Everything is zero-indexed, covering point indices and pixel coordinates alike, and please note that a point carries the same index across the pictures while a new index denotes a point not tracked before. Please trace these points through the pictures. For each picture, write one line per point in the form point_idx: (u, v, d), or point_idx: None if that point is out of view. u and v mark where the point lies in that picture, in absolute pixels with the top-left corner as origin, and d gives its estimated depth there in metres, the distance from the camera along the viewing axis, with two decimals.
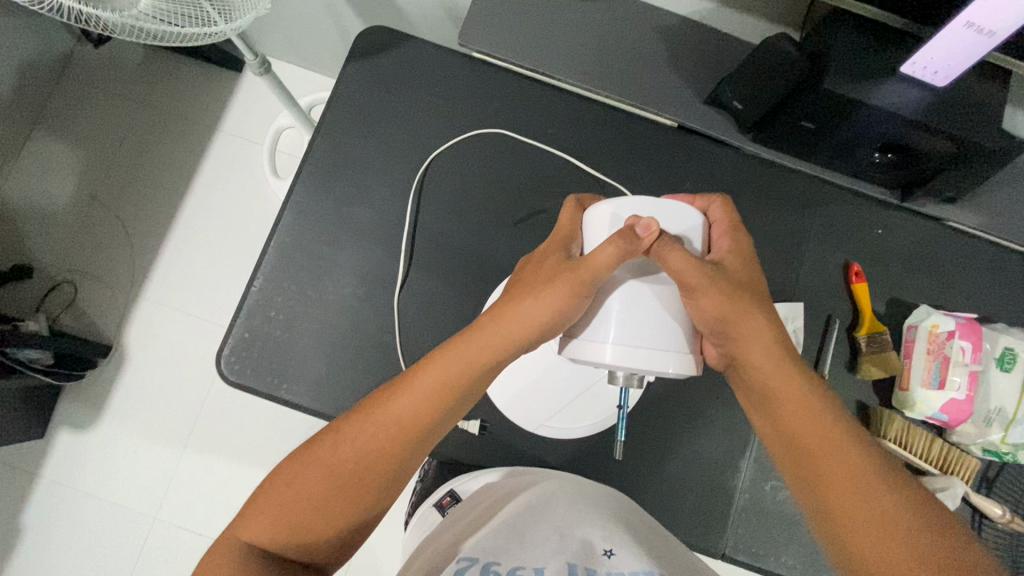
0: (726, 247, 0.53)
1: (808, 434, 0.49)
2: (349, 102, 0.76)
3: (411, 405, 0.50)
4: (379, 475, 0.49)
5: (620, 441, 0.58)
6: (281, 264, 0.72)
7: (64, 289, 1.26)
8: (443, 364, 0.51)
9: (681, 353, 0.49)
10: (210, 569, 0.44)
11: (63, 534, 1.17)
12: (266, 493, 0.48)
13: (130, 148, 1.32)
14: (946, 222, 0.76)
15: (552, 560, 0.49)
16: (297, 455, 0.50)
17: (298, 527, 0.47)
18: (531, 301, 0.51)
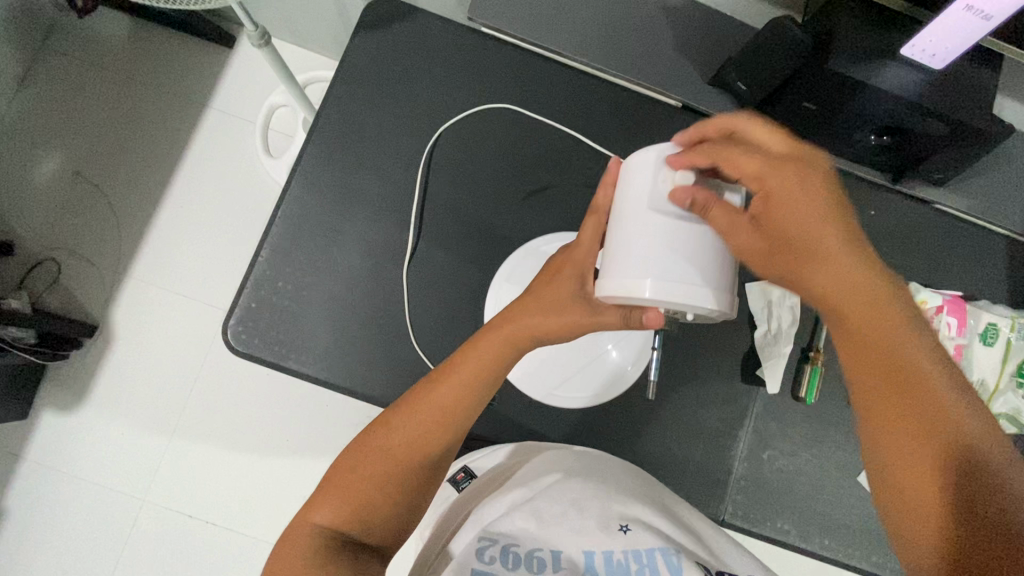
0: (789, 186, 0.48)
1: (890, 366, 0.48)
2: (356, 74, 0.75)
3: (448, 394, 0.55)
4: (429, 455, 0.55)
5: (654, 379, 0.64)
6: (288, 235, 0.71)
7: (47, 267, 1.22)
8: (471, 364, 0.55)
9: (720, 291, 0.48)
10: (287, 550, 0.49)
11: (48, 517, 1.14)
12: (330, 482, 0.53)
13: (116, 123, 1.28)
14: (934, 204, 0.80)
15: (570, 541, 0.54)
16: (355, 446, 0.55)
17: (361, 509, 0.52)
18: (544, 322, 0.55)
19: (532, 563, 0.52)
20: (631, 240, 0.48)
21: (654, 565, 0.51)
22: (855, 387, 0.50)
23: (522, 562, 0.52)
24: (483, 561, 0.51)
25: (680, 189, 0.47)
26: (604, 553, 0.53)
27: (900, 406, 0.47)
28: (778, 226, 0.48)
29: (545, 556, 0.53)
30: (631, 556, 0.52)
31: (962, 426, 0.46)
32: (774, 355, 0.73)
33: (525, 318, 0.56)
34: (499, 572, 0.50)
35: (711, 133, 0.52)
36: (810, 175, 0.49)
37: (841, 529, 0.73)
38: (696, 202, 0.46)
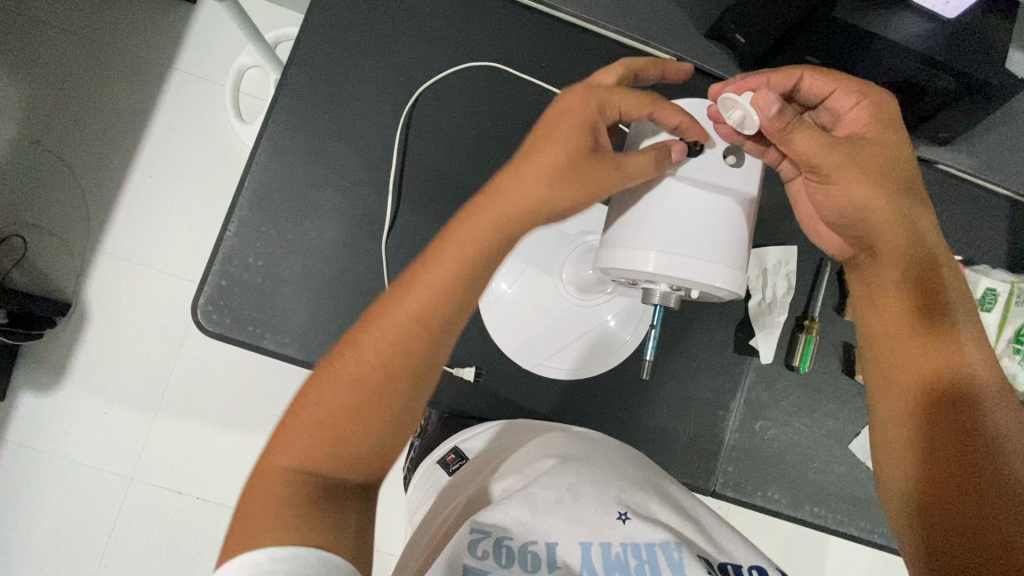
0: (862, 117, 0.50)
1: (911, 312, 0.49)
2: (324, 29, 0.69)
3: (427, 295, 0.44)
4: (412, 376, 0.45)
5: (650, 359, 0.64)
6: (258, 206, 0.67)
7: (12, 244, 1.15)
8: (456, 254, 0.44)
9: (730, 268, 0.47)
10: (254, 499, 0.41)
11: (31, 499, 1.11)
12: (295, 413, 0.44)
13: (75, 86, 1.19)
14: (938, 164, 0.76)
15: (566, 532, 0.48)
16: (320, 369, 0.45)
17: (337, 446, 0.43)
18: (536, 179, 0.44)
19: (525, 559, 0.46)
20: (637, 210, 0.48)
21: (654, 562, 0.46)
22: (881, 348, 0.51)
23: (515, 558, 0.46)
24: (475, 557, 0.45)
25: (764, 101, 0.45)
26: (602, 545, 0.48)
27: (920, 354, 0.48)
28: (874, 152, 0.48)
29: (540, 550, 0.47)
30: (629, 553, 0.47)
31: (981, 372, 0.46)
32: (769, 325, 0.71)
33: (516, 182, 0.45)
34: (491, 569, 0.45)
35: (777, 78, 0.52)
36: (889, 98, 0.50)
37: (831, 497, 0.72)
38: (781, 120, 0.46)
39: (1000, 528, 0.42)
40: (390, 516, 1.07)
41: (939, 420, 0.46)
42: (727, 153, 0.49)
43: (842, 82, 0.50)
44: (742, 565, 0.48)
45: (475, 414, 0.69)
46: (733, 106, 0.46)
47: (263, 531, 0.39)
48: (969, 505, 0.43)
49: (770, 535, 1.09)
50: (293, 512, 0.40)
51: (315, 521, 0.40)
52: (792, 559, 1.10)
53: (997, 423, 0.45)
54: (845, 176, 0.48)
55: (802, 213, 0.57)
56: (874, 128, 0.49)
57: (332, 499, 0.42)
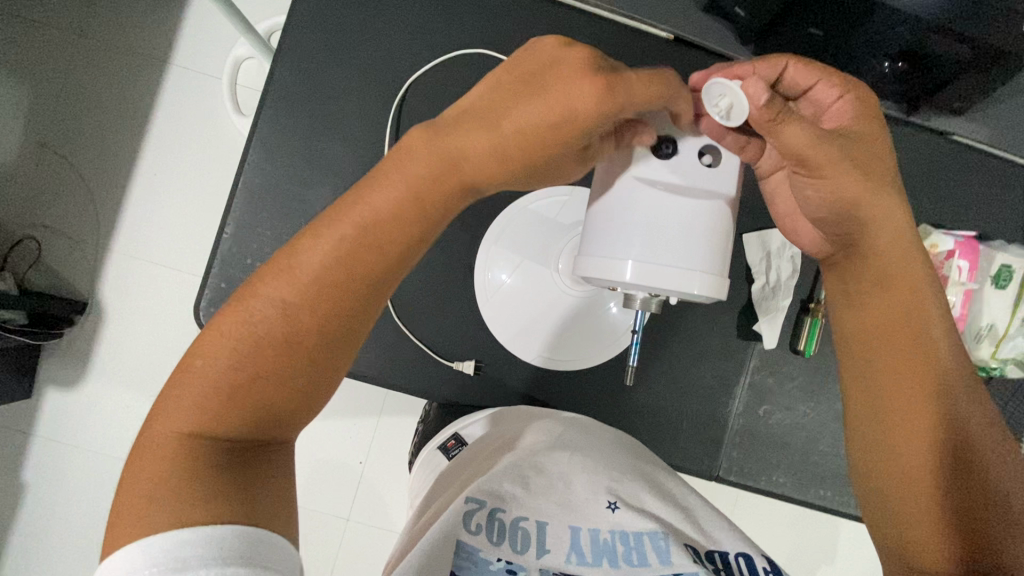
0: (847, 111, 0.48)
1: (891, 321, 0.49)
2: (308, 22, 0.68)
3: (330, 252, 0.44)
4: (318, 338, 0.45)
5: (632, 367, 0.62)
6: (252, 208, 0.67)
7: (27, 246, 1.18)
8: (365, 209, 0.45)
9: (709, 274, 0.46)
10: (144, 459, 0.41)
11: (64, 490, 1.16)
12: (191, 375, 0.43)
13: (74, 86, 1.19)
14: (952, 136, 0.73)
15: (557, 514, 0.49)
16: (217, 323, 0.44)
17: (232, 409, 0.42)
18: (487, 148, 0.43)
19: (516, 537, 0.46)
20: (611, 221, 0.47)
21: (641, 548, 0.46)
22: (871, 352, 0.50)
23: (506, 535, 0.46)
24: (468, 530, 0.45)
25: (754, 89, 0.42)
26: (590, 530, 0.48)
27: (903, 365, 0.48)
28: (860, 147, 0.47)
29: (531, 528, 0.47)
30: (616, 539, 0.47)
31: (957, 383, 0.47)
32: (772, 310, 0.70)
33: (467, 142, 0.43)
34: (483, 547, 0.45)
35: (763, 65, 0.49)
36: (870, 96, 0.48)
37: (838, 479, 0.72)
38: (770, 111, 0.42)
39: (997, 538, 0.43)
40: (404, 502, 1.10)
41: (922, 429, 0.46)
42: (704, 151, 0.47)
43: (827, 72, 0.48)
44: (729, 552, 0.48)
45: (476, 405, 0.70)
46: (719, 89, 0.43)
47: (163, 497, 0.39)
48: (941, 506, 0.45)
49: (781, 514, 1.09)
50: (192, 472, 0.40)
51: (222, 488, 0.40)
52: (803, 536, 1.10)
53: (969, 429, 0.46)
54: (838, 171, 0.46)
55: (779, 209, 0.56)
56: (857, 123, 0.48)
57: (238, 463, 0.42)
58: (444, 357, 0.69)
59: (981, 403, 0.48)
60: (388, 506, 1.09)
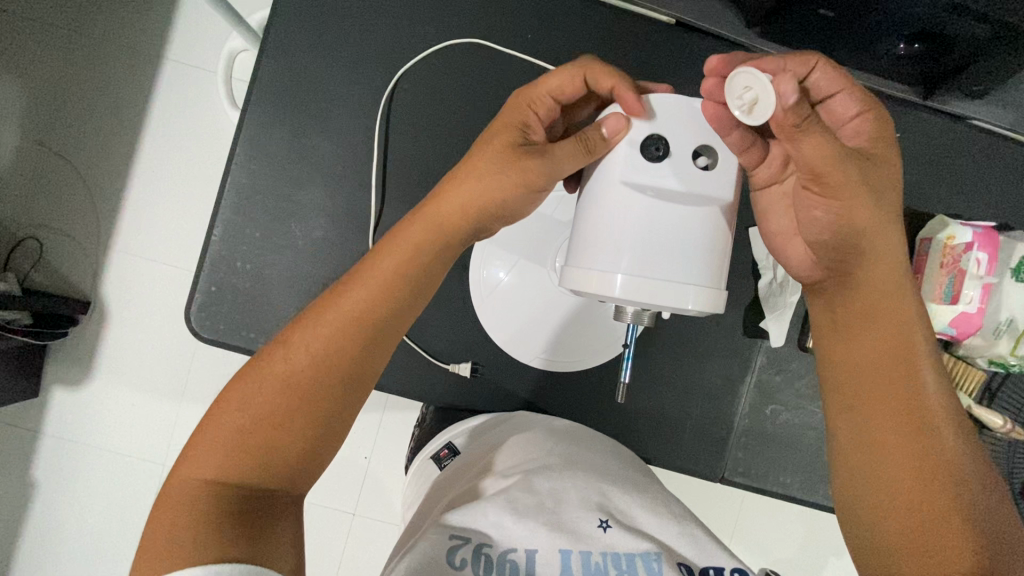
0: (864, 131, 0.45)
1: (878, 359, 0.47)
2: (295, 14, 0.65)
3: (368, 298, 0.47)
4: (341, 385, 0.46)
5: (623, 382, 0.58)
6: (241, 209, 0.65)
7: (28, 246, 1.16)
8: (396, 257, 0.48)
9: (704, 287, 0.44)
10: (168, 508, 0.40)
11: (74, 489, 1.17)
12: (217, 420, 0.43)
13: (68, 79, 1.15)
14: (971, 120, 0.69)
15: (546, 539, 0.46)
16: (250, 371, 0.45)
17: (257, 455, 0.43)
18: (465, 185, 0.49)
19: (504, 570, 0.44)
20: (601, 231, 0.45)
21: (633, 572, 0.45)
22: (859, 392, 0.47)
23: (494, 568, 0.44)
24: (453, 567, 0.43)
25: (784, 86, 0.39)
26: (582, 553, 0.46)
27: (889, 405, 0.46)
28: (875, 170, 0.44)
29: (520, 559, 0.45)
30: (609, 562, 0.45)
31: (945, 425, 0.45)
32: (780, 306, 0.67)
33: (452, 186, 0.50)
34: None
35: (794, 61, 0.44)
36: (888, 119, 0.46)
37: None
38: (795, 115, 0.39)
39: None
40: None
41: (910, 473, 0.44)
42: (699, 151, 0.44)
43: (851, 84, 0.44)
44: (724, 568, 0.47)
45: (474, 408, 0.69)
46: (748, 77, 0.39)
47: (180, 543, 0.39)
48: (942, 561, 0.42)
49: (793, 511, 1.07)
50: (210, 524, 0.40)
51: (231, 534, 0.40)
52: (817, 534, 1.07)
53: (961, 473, 0.44)
54: (851, 191, 0.43)
55: (771, 225, 0.51)
56: (872, 146, 0.45)
57: (250, 513, 0.41)
58: (439, 359, 0.67)
59: (970, 446, 0.45)
60: (394, 505, 1.08)
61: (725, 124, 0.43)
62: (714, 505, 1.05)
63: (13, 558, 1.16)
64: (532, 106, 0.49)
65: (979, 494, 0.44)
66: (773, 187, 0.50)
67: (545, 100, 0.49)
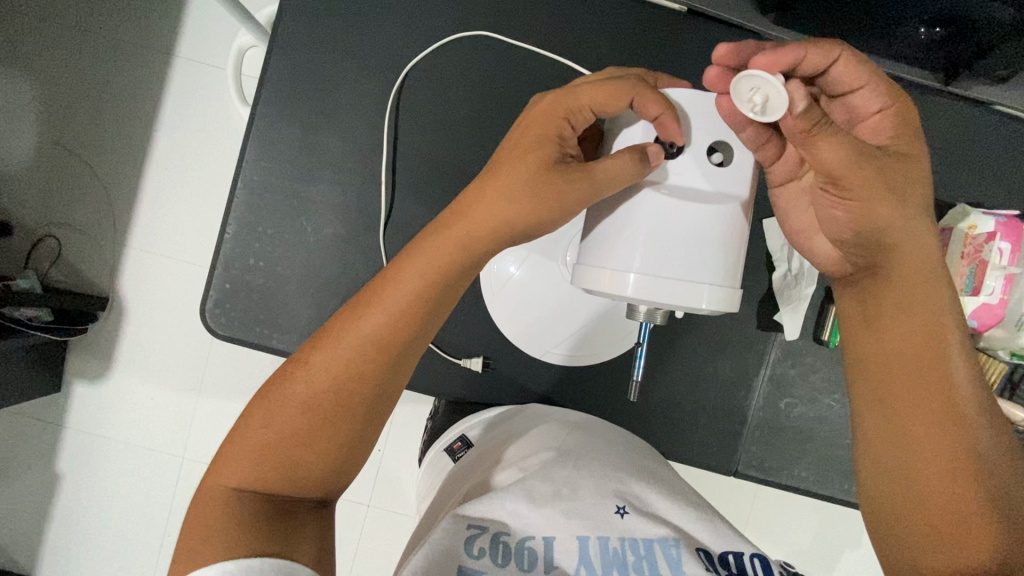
0: (886, 128, 0.44)
1: (906, 355, 0.46)
2: (303, 10, 0.65)
3: (383, 320, 0.45)
4: (360, 402, 0.46)
5: (638, 380, 0.58)
6: (253, 206, 0.65)
7: (48, 243, 1.18)
8: (415, 276, 0.46)
9: (716, 286, 0.43)
10: (196, 514, 0.42)
11: (97, 481, 1.19)
12: (243, 432, 0.45)
13: (82, 78, 1.16)
14: (994, 106, 0.67)
15: (563, 527, 0.46)
16: (271, 390, 0.46)
17: (282, 467, 0.44)
18: (496, 202, 0.45)
19: (522, 558, 0.45)
20: (613, 230, 0.45)
21: (651, 559, 0.45)
22: (885, 394, 0.47)
23: (512, 557, 0.45)
24: (471, 556, 0.44)
25: (794, 91, 0.38)
26: (600, 539, 0.46)
27: (920, 401, 0.45)
28: (898, 166, 0.43)
29: (537, 547, 0.46)
30: (628, 548, 0.46)
31: (976, 420, 0.44)
32: (794, 299, 0.66)
33: (478, 202, 0.46)
34: (487, 569, 0.43)
35: (818, 53, 0.42)
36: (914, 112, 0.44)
37: None
38: (805, 121, 0.39)
39: None
40: None
41: (940, 471, 0.44)
42: (714, 147, 0.44)
43: (876, 78, 0.43)
44: (743, 554, 0.47)
45: (487, 402, 0.69)
46: (754, 84, 0.38)
47: (212, 542, 0.40)
48: (965, 554, 0.42)
49: (810, 504, 1.06)
50: (238, 523, 0.41)
51: (261, 532, 0.42)
52: (834, 527, 1.07)
53: (992, 467, 0.43)
54: (872, 193, 0.42)
55: (791, 223, 0.50)
56: (894, 142, 0.44)
57: (280, 514, 0.44)
58: (451, 354, 0.67)
59: (1002, 438, 0.45)
60: (408, 498, 1.10)
61: (738, 119, 0.41)
62: (728, 497, 1.05)
63: (39, 548, 1.20)
64: (564, 115, 0.45)
65: (1010, 487, 0.43)
66: (791, 183, 0.49)
67: (585, 110, 0.45)
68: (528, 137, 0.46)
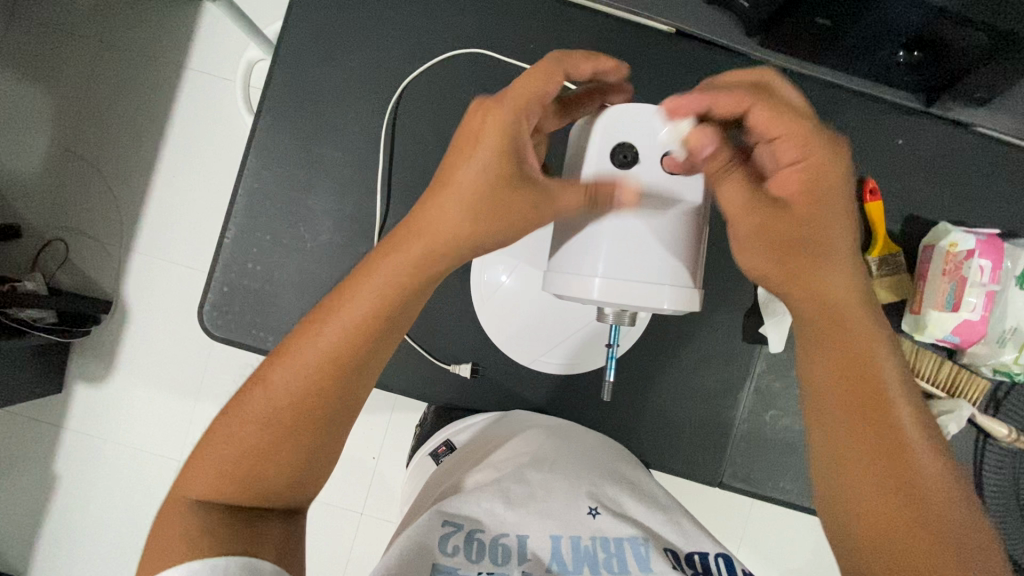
0: (794, 185, 0.45)
1: (852, 381, 0.47)
2: (306, 28, 0.68)
3: (338, 341, 0.46)
4: (319, 417, 0.47)
5: (609, 382, 0.58)
6: (252, 213, 0.68)
7: (56, 247, 1.21)
8: (369, 300, 0.46)
9: (678, 289, 0.46)
10: (163, 527, 0.43)
11: (94, 483, 1.20)
12: (207, 449, 0.46)
13: (96, 88, 1.20)
14: (975, 127, 0.69)
15: (537, 526, 0.48)
16: (234, 409, 0.46)
17: (247, 480, 0.45)
18: (456, 219, 0.45)
19: (496, 553, 0.45)
20: (578, 238, 0.47)
21: (621, 555, 0.46)
22: (833, 412, 0.48)
23: (486, 553, 0.45)
24: (444, 553, 0.44)
25: (697, 139, 0.43)
26: (572, 538, 0.47)
27: (864, 427, 0.46)
28: (795, 223, 0.45)
29: (511, 544, 0.46)
30: (598, 547, 0.46)
31: (918, 445, 0.46)
32: (779, 311, 0.66)
33: (436, 216, 0.46)
34: (460, 565, 0.44)
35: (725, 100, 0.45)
36: (848, 162, 0.46)
37: None
38: (713, 160, 0.44)
39: None
40: None
41: (884, 491, 0.45)
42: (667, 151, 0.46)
43: (784, 132, 0.44)
44: (709, 553, 0.47)
45: (475, 408, 0.70)
46: (670, 125, 0.45)
47: (177, 551, 0.41)
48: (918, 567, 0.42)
49: (802, 520, 1.05)
50: (208, 528, 0.42)
51: (227, 537, 0.42)
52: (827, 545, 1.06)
53: (935, 490, 0.44)
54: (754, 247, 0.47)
55: None
56: (800, 199, 0.45)
57: (248, 522, 0.44)
58: (441, 360, 0.69)
59: (946, 462, 0.46)
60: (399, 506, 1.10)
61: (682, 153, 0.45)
62: (719, 512, 1.04)
63: (33, 549, 1.20)
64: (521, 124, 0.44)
65: (952, 511, 0.44)
66: None
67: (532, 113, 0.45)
68: (477, 155, 0.44)
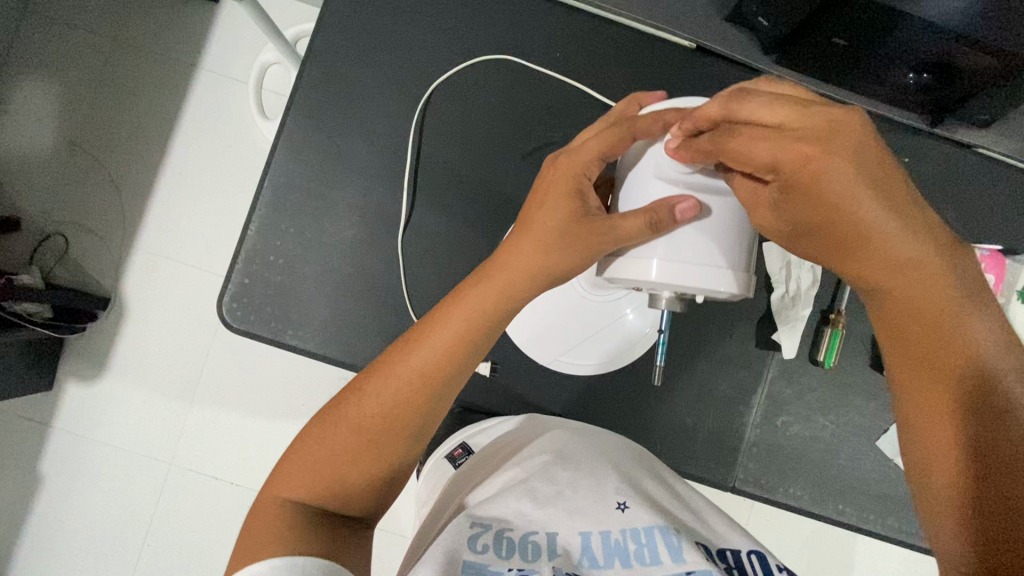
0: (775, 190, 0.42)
1: (952, 371, 0.42)
2: (339, 29, 0.69)
3: (428, 357, 0.48)
4: (410, 424, 0.48)
5: (660, 365, 0.60)
6: (277, 206, 0.68)
7: (55, 241, 1.19)
8: (460, 321, 0.48)
9: (736, 270, 0.45)
10: (253, 524, 0.43)
11: (80, 484, 1.17)
12: (300, 448, 0.47)
13: (109, 84, 1.20)
14: (975, 147, 0.73)
15: (565, 522, 0.48)
16: (330, 408, 0.48)
17: (335, 481, 0.46)
18: (529, 251, 0.49)
19: (526, 549, 0.46)
20: None
21: (653, 545, 0.46)
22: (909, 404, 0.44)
23: (517, 550, 0.46)
24: (475, 549, 0.45)
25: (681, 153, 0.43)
26: (601, 533, 0.48)
27: (964, 420, 0.41)
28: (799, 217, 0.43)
29: (541, 541, 0.47)
30: (627, 539, 0.47)
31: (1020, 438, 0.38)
32: (792, 319, 0.69)
33: (512, 252, 0.50)
34: (491, 561, 0.44)
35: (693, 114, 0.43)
36: (846, 154, 0.40)
37: (854, 493, 0.71)
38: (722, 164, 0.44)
39: None
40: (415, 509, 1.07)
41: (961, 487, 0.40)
42: None
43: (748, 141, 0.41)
44: (739, 550, 0.48)
45: (492, 408, 0.71)
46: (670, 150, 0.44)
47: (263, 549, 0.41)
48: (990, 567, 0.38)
49: (799, 531, 1.06)
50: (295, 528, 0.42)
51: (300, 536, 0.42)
52: (822, 557, 1.07)
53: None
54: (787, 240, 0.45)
55: None
56: (788, 199, 0.42)
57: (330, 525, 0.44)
58: None
59: None
60: (398, 512, 1.08)
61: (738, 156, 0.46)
62: None
63: (13, 552, 1.16)
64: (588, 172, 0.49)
65: None
66: None
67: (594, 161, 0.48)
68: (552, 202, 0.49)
